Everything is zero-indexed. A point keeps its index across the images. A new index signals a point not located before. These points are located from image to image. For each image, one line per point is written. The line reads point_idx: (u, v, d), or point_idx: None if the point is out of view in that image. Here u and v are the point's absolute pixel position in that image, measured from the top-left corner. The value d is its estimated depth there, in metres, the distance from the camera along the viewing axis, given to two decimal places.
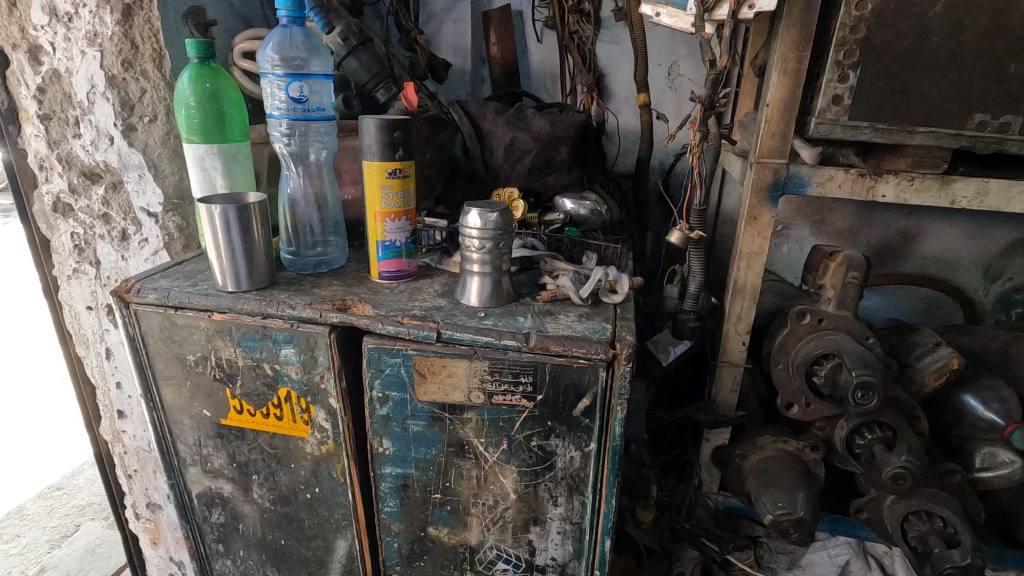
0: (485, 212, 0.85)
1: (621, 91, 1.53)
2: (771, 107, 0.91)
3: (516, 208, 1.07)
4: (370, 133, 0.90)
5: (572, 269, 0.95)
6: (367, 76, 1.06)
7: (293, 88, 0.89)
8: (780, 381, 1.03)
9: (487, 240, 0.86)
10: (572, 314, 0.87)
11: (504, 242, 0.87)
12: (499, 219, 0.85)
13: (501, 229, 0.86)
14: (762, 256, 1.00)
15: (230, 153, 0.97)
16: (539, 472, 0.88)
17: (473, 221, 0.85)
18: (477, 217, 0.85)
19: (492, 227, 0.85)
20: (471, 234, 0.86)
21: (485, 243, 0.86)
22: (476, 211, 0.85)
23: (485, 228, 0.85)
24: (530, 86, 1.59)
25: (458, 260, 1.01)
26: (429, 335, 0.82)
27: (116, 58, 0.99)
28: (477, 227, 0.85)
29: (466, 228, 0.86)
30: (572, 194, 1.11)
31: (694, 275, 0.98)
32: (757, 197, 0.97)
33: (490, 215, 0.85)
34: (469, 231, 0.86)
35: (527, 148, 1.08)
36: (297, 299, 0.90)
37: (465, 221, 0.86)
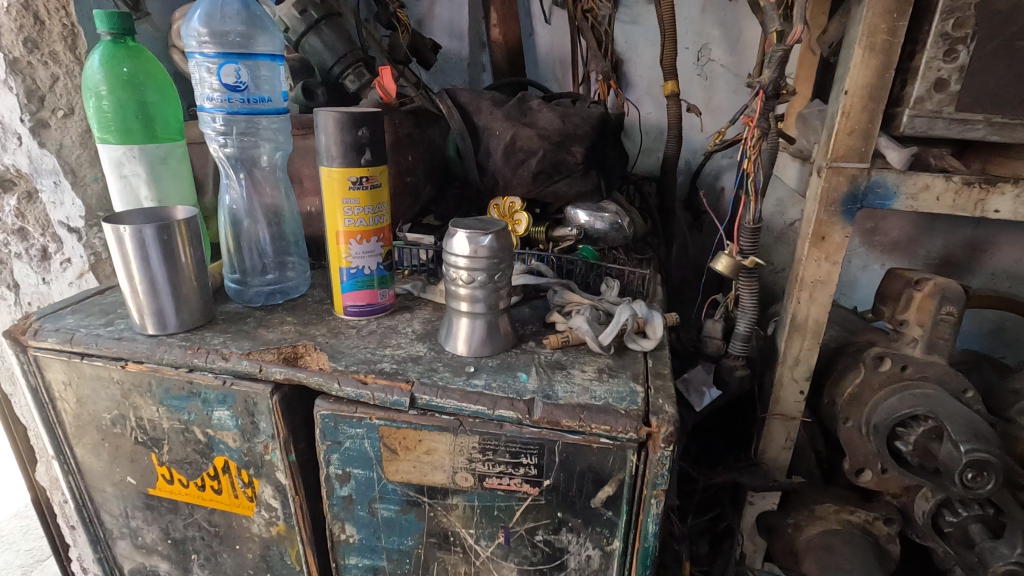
0: (477, 234, 0.64)
1: (642, 79, 1.32)
2: (850, 96, 0.69)
3: (517, 223, 0.89)
4: (329, 130, 0.69)
5: (588, 304, 0.75)
6: (332, 59, 0.86)
7: (227, 73, 0.69)
8: (849, 442, 0.81)
9: (478, 271, 0.65)
10: (589, 369, 0.66)
11: (500, 273, 0.66)
12: (495, 246, 0.65)
13: (497, 257, 0.65)
14: (830, 285, 0.78)
15: (157, 156, 0.77)
16: (546, 571, 0.68)
17: (460, 246, 0.65)
18: (465, 241, 0.64)
19: (486, 256, 0.64)
20: (458, 263, 0.65)
21: (476, 275, 0.65)
22: (464, 234, 0.64)
23: (476, 256, 0.64)
24: (537, 75, 1.40)
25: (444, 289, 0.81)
26: (401, 401, 0.62)
27: (17, 36, 0.79)
28: (465, 255, 0.65)
29: (452, 255, 0.66)
30: (587, 204, 0.91)
31: (745, 311, 0.77)
32: (826, 212, 0.75)
33: (482, 238, 0.64)
34: (455, 260, 0.66)
35: (532, 149, 0.84)
36: (233, 346, 0.69)
37: (450, 245, 0.66)
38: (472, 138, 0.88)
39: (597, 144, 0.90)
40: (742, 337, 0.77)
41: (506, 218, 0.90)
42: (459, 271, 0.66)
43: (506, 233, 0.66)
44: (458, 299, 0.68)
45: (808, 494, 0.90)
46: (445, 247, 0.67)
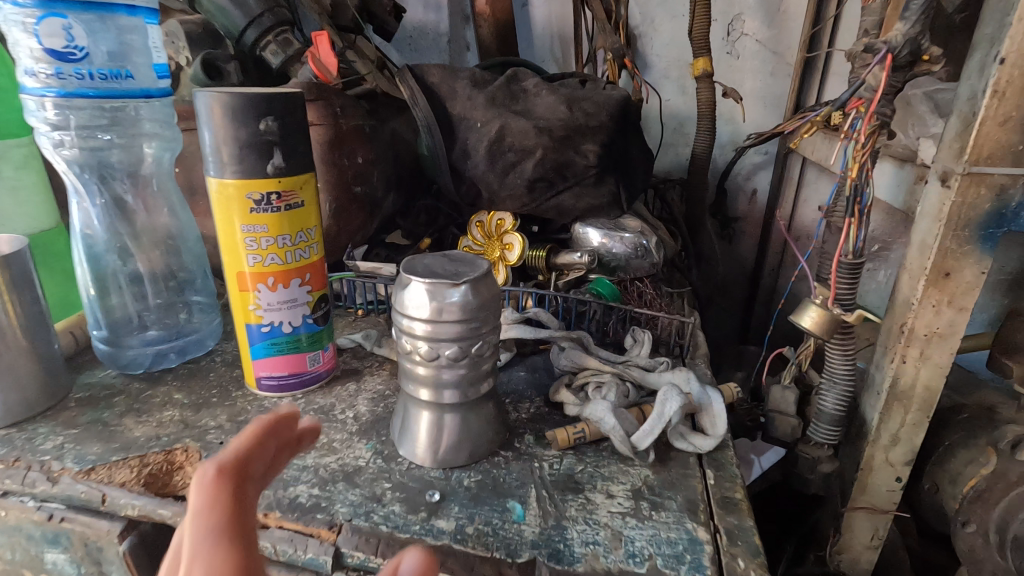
0: (442, 286, 0.40)
1: (661, 59, 1.08)
2: (1009, 67, 0.46)
3: (509, 247, 0.66)
4: (214, 122, 0.45)
5: (610, 374, 0.52)
6: (244, 22, 0.62)
7: (50, 32, 0.44)
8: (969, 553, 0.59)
9: (445, 343, 0.42)
10: (619, 489, 0.43)
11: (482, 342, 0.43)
12: (469, 303, 0.41)
13: (474, 321, 0.42)
14: (952, 341, 0.55)
15: None
16: None
17: (417, 303, 0.41)
18: (424, 297, 0.41)
19: (457, 319, 0.41)
20: (413, 330, 0.42)
21: (443, 347, 0.42)
22: (423, 285, 0.41)
23: (440, 321, 0.41)
24: (532, 56, 1.15)
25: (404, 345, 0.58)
26: (320, 559, 0.39)
27: None
28: (425, 319, 0.41)
29: (406, 318, 0.42)
30: (603, 221, 0.68)
31: (833, 381, 0.53)
32: (955, 239, 0.52)
33: (452, 290, 0.41)
34: (408, 324, 0.42)
35: (527, 147, 0.60)
36: (70, 457, 0.45)
37: (402, 302, 0.42)
38: (445, 133, 0.64)
39: (618, 140, 0.66)
40: (829, 418, 0.54)
41: (493, 239, 0.67)
42: (416, 342, 0.42)
43: (488, 283, 0.42)
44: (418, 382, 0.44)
45: None
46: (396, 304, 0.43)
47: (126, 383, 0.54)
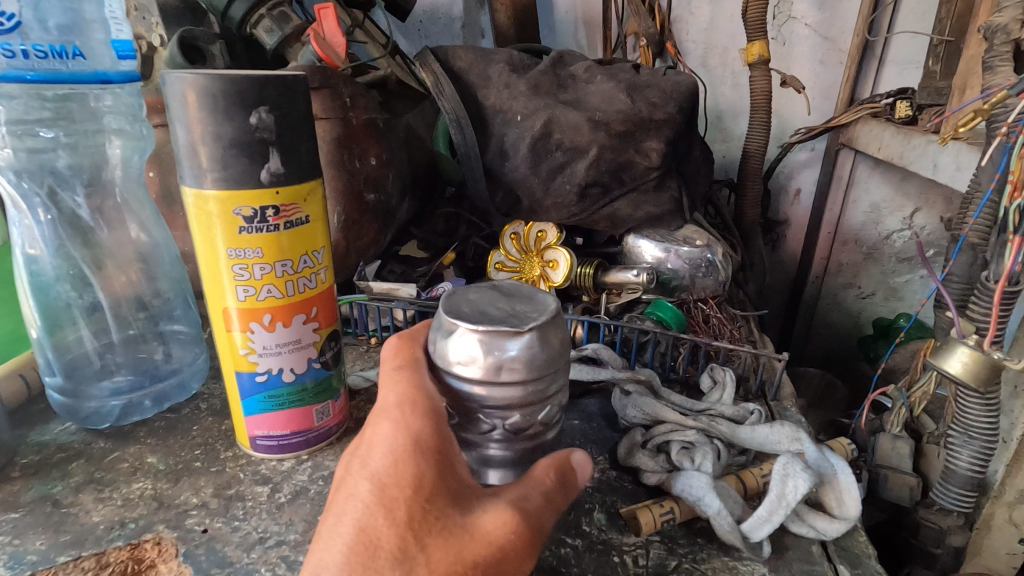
0: (501, 336, 0.29)
1: (699, 45, 0.97)
2: None
3: (553, 264, 0.55)
4: (189, 114, 0.34)
5: (695, 429, 0.41)
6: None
7: None
8: None
9: (500, 413, 0.31)
10: None
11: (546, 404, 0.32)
12: (537, 358, 0.30)
13: (541, 381, 0.31)
14: None
15: None
16: None
17: (465, 359, 0.30)
18: (478, 351, 0.29)
19: (519, 380, 0.30)
20: (454, 393, 0.31)
21: (499, 413, 0.31)
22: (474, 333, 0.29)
23: (497, 383, 0.30)
24: (553, 42, 1.04)
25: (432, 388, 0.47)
26: None
27: None
28: (475, 379, 0.30)
29: (446, 373, 0.31)
30: (660, 229, 0.57)
31: (968, 437, 0.42)
32: None
33: (513, 341, 0.29)
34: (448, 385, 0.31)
35: (578, 145, 0.50)
36: (5, 558, 0.34)
37: (442, 352, 0.31)
38: (476, 129, 0.53)
39: (681, 135, 0.55)
40: (962, 480, 0.44)
41: (531, 254, 0.56)
42: (463, 406, 0.32)
43: (557, 327, 0.31)
44: (463, 455, 0.34)
45: None
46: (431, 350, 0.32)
47: (87, 443, 0.44)
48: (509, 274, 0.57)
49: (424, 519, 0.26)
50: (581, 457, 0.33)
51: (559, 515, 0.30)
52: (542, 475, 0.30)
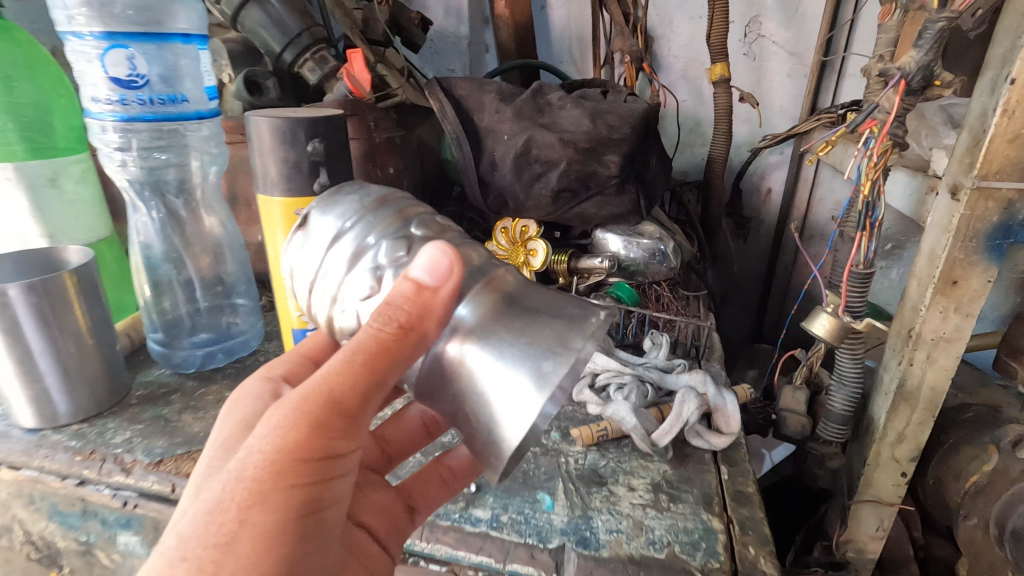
0: (299, 236, 0.35)
1: (679, 60, 1.10)
2: (1017, 86, 0.47)
3: (534, 253, 0.69)
4: (265, 144, 0.48)
5: (629, 374, 0.55)
6: (282, 42, 0.66)
7: (115, 62, 0.48)
8: (967, 543, 0.63)
9: (356, 273, 0.32)
10: (640, 485, 0.46)
11: (386, 247, 0.32)
12: (343, 213, 0.34)
13: (370, 229, 0.33)
14: (958, 345, 0.58)
15: (41, 176, 0.56)
16: None
17: (297, 271, 0.35)
18: (294, 252, 0.35)
19: (336, 241, 0.33)
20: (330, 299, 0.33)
21: (351, 288, 0.33)
22: (286, 244, 0.35)
23: (323, 261, 0.33)
24: (550, 57, 1.17)
25: None
26: None
27: None
28: (313, 274, 0.34)
29: (307, 301, 0.35)
30: (621, 226, 0.71)
31: (842, 383, 0.56)
32: (963, 249, 0.54)
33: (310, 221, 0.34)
34: (324, 302, 0.34)
35: (552, 159, 0.63)
36: (140, 450, 0.50)
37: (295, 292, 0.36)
38: (472, 145, 0.67)
39: (637, 149, 0.69)
40: (839, 418, 0.57)
41: (517, 245, 0.70)
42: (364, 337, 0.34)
43: (353, 189, 0.36)
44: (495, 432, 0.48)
45: None
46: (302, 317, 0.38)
47: (180, 382, 0.59)
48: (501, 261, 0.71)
49: (244, 440, 0.34)
50: (431, 250, 0.30)
51: (347, 387, 0.31)
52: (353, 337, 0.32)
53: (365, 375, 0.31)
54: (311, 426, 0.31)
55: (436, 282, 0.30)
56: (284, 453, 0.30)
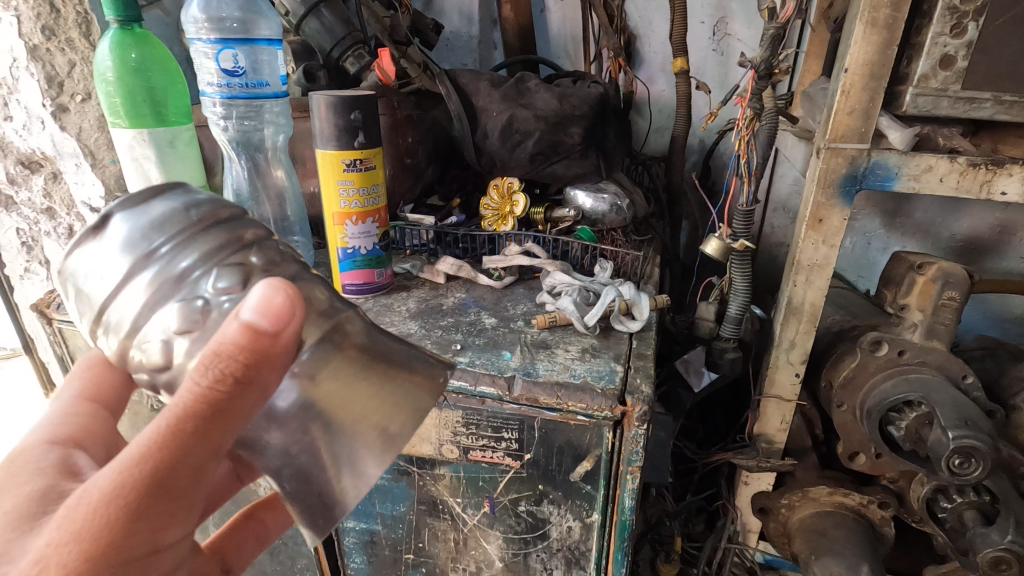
0: (92, 246, 0.35)
1: (656, 55, 1.29)
2: (849, 73, 0.67)
3: (516, 204, 0.89)
4: (323, 113, 0.71)
5: (578, 285, 0.76)
6: (331, 42, 0.89)
7: (225, 59, 0.71)
8: (842, 426, 0.82)
9: (168, 297, 0.34)
10: (573, 349, 0.68)
11: (214, 278, 0.35)
12: (159, 231, 0.35)
13: (191, 257, 0.35)
14: (827, 270, 0.77)
15: (164, 140, 0.80)
16: (530, 541, 0.71)
17: (92, 284, 0.35)
18: (91, 265, 0.35)
19: (146, 262, 0.34)
20: (127, 313, 0.34)
21: (162, 319, 0.34)
22: (73, 252, 0.35)
23: (126, 283, 0.34)
24: (548, 53, 1.38)
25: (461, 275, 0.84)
26: (507, 472, 0.66)
27: (35, 24, 0.83)
28: (105, 295, 0.35)
29: (96, 323, 0.36)
30: (586, 184, 0.91)
31: (737, 293, 0.77)
32: (824, 194, 0.73)
33: (115, 232, 0.35)
34: (119, 315, 0.35)
35: (529, 130, 0.85)
36: None
37: (82, 306, 0.36)
38: (470, 121, 0.89)
39: (596, 123, 0.90)
40: (733, 319, 0.77)
41: (505, 199, 0.90)
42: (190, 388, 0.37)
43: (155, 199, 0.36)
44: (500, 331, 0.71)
45: (805, 478, 0.91)
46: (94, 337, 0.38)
47: None
48: (491, 211, 0.90)
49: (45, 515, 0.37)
50: (258, 301, 0.34)
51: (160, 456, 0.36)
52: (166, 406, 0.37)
53: (185, 445, 0.36)
54: (129, 495, 0.36)
55: (274, 326, 0.34)
56: (105, 520, 0.36)
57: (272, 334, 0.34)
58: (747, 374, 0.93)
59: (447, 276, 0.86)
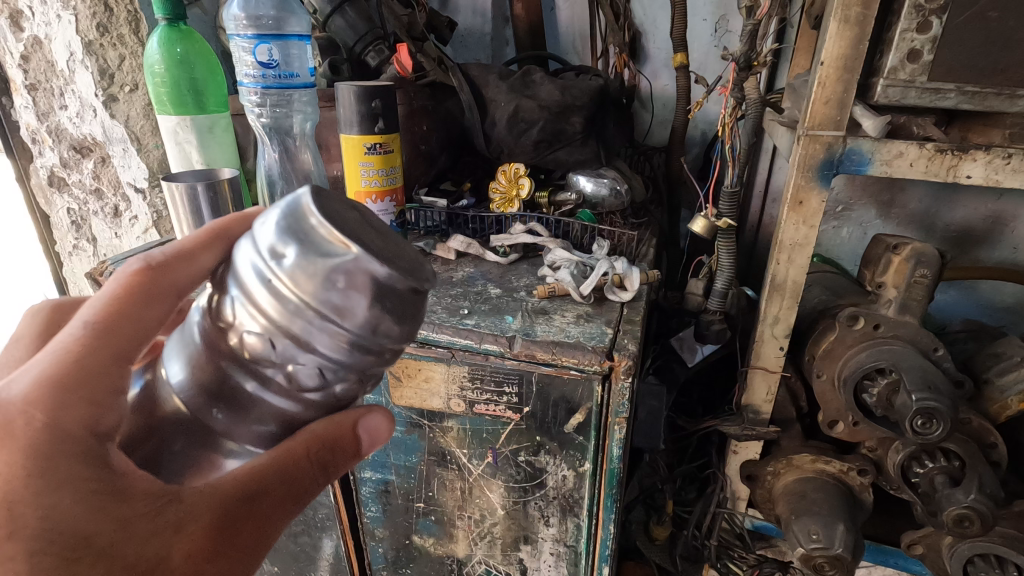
0: (331, 293, 0.32)
1: (659, 51, 1.35)
2: (825, 66, 0.73)
3: (522, 188, 0.96)
4: (348, 101, 0.79)
5: (576, 259, 0.83)
6: (354, 38, 0.97)
7: (261, 52, 0.79)
8: (822, 395, 0.88)
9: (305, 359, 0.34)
10: (569, 314, 0.75)
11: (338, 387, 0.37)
12: (389, 328, 0.34)
13: (338, 363, 0.35)
14: (808, 249, 0.84)
15: (204, 126, 0.88)
16: (529, 489, 0.78)
17: (289, 304, 0.33)
18: (323, 268, 0.32)
19: (356, 333, 0.33)
20: (268, 318, 0.33)
21: (295, 373, 0.35)
22: (318, 271, 0.32)
23: (301, 335, 0.33)
24: (557, 49, 1.44)
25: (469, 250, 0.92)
26: (507, 424, 0.74)
27: (91, 22, 0.93)
28: (302, 292, 0.32)
29: (273, 274, 0.32)
30: (588, 170, 0.98)
31: (723, 269, 0.83)
32: (804, 178, 0.80)
33: (365, 287, 0.32)
34: (264, 310, 0.33)
35: (533, 119, 0.93)
36: None
37: (273, 245, 0.33)
38: (480, 111, 0.96)
39: (596, 112, 0.97)
40: (718, 293, 0.84)
41: (512, 183, 0.97)
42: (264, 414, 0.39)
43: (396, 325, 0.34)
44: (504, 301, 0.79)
45: (790, 446, 0.97)
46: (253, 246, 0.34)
47: None
48: (499, 194, 0.98)
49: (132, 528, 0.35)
50: (372, 420, 0.44)
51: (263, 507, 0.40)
52: (262, 459, 0.40)
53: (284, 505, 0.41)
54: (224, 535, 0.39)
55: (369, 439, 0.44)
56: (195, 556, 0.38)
57: (369, 441, 0.45)
58: (737, 349, 1.00)
59: (458, 252, 0.93)
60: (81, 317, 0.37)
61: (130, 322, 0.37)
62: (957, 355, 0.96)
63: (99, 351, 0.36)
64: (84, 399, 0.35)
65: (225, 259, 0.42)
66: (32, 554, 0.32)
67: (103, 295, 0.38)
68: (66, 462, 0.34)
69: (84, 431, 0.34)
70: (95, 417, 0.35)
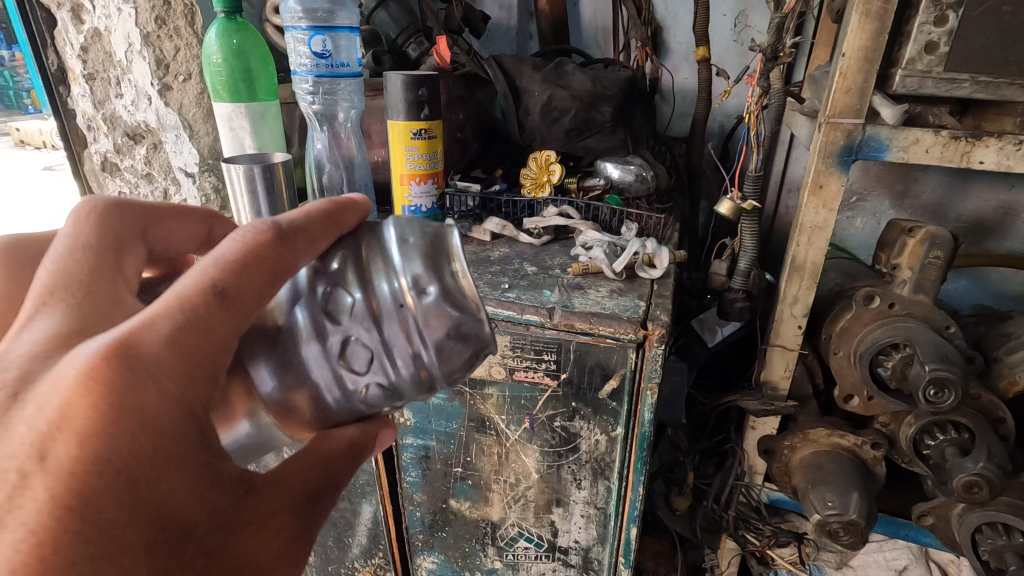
0: (439, 325, 0.38)
1: (680, 46, 1.40)
2: (846, 57, 0.78)
3: (553, 173, 1.01)
4: (396, 89, 0.85)
5: (607, 240, 0.89)
6: (398, 30, 1.04)
7: (316, 42, 0.85)
8: (839, 370, 0.93)
9: (378, 364, 0.39)
10: (603, 289, 0.80)
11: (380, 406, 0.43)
12: (461, 379, 0.43)
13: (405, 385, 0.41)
14: (826, 231, 0.89)
15: (257, 113, 0.94)
16: (563, 453, 0.84)
17: (396, 319, 0.38)
18: (445, 329, 0.39)
19: (441, 377, 0.41)
20: (367, 314, 0.38)
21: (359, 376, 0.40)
22: (436, 303, 0.38)
23: (390, 344, 0.39)
24: (581, 43, 1.49)
25: (503, 232, 0.97)
26: (544, 390, 0.79)
27: (150, 15, 0.99)
28: (424, 332, 0.38)
29: (408, 309, 0.38)
30: (615, 157, 1.03)
31: (746, 250, 0.89)
32: (825, 163, 0.84)
33: (467, 350, 0.41)
34: (367, 305, 0.39)
35: (565, 108, 0.99)
36: None
37: (410, 284, 0.38)
38: (514, 100, 1.02)
39: (623, 102, 1.03)
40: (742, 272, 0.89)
41: (542, 169, 1.02)
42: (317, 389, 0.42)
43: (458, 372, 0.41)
44: (541, 277, 0.84)
45: (806, 421, 1.02)
46: (392, 272, 0.39)
47: None
48: (530, 179, 1.03)
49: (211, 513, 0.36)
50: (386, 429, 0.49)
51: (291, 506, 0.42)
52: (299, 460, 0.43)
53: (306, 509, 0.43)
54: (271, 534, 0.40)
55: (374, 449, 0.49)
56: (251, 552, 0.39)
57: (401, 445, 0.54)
58: (757, 329, 1.05)
59: (492, 234, 0.98)
60: (202, 272, 0.35)
61: (263, 289, 0.37)
62: (969, 336, 1.00)
63: (233, 319, 0.35)
64: (202, 372, 0.34)
65: (344, 252, 0.42)
66: (149, 541, 0.32)
67: (225, 254, 0.36)
68: (185, 441, 0.33)
69: (198, 407, 0.34)
70: (210, 395, 0.35)
